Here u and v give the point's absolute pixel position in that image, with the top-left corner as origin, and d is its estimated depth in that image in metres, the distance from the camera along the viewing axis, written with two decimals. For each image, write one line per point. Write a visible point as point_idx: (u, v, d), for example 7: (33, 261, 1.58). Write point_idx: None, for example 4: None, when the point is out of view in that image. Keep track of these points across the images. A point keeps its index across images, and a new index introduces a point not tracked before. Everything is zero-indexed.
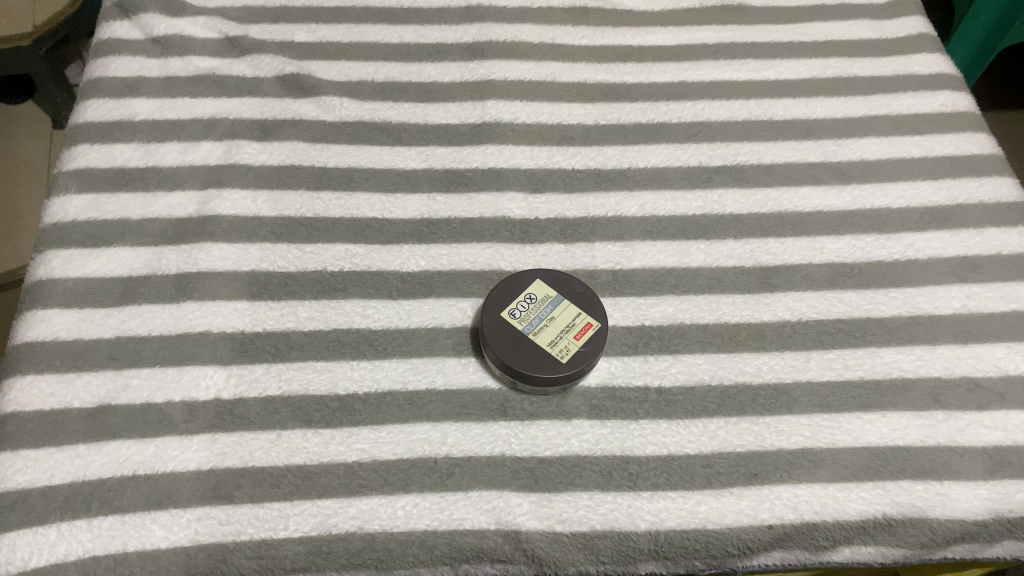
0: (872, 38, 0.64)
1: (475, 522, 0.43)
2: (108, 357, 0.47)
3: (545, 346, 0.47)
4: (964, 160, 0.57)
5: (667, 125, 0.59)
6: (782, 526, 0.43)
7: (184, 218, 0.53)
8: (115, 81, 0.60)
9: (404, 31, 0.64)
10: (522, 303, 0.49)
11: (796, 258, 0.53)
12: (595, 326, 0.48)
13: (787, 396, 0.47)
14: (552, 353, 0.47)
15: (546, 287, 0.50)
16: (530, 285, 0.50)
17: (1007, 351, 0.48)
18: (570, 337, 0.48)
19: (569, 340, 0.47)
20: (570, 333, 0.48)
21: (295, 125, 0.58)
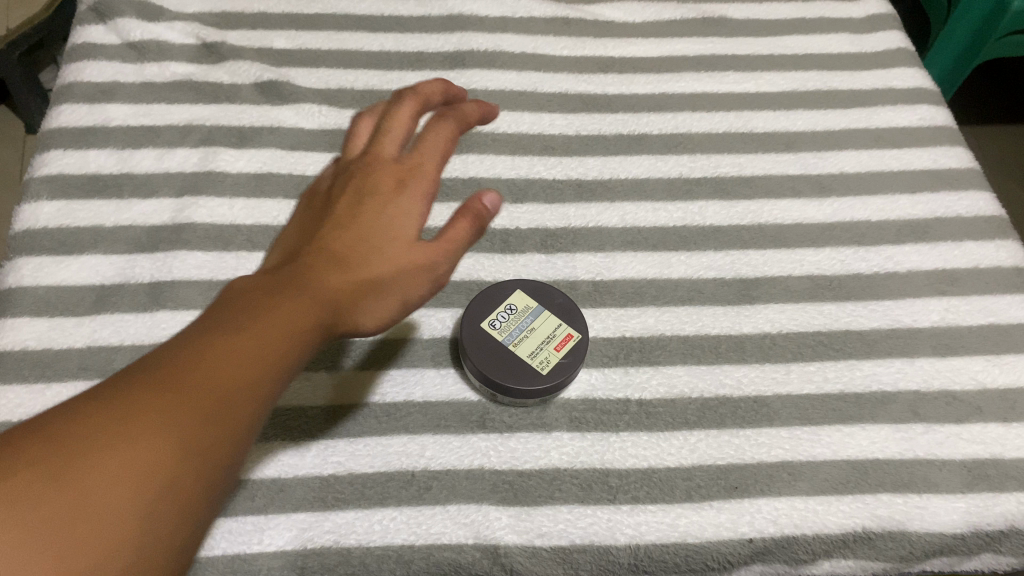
0: (850, 52, 0.65)
1: (453, 536, 0.42)
2: (78, 366, 0.46)
3: (525, 358, 0.47)
4: (941, 174, 0.57)
5: (648, 137, 0.59)
6: (762, 540, 0.42)
7: (158, 226, 0.53)
8: (89, 85, 0.59)
9: (384, 39, 0.64)
10: (501, 314, 0.49)
11: (776, 270, 0.53)
12: (575, 337, 0.48)
13: (767, 409, 0.47)
14: (532, 363, 0.47)
15: (526, 298, 0.49)
16: (509, 296, 0.49)
17: (984, 364, 0.48)
18: (550, 349, 0.47)
19: (549, 351, 0.47)
20: (550, 344, 0.47)
21: (273, 132, 0.58)
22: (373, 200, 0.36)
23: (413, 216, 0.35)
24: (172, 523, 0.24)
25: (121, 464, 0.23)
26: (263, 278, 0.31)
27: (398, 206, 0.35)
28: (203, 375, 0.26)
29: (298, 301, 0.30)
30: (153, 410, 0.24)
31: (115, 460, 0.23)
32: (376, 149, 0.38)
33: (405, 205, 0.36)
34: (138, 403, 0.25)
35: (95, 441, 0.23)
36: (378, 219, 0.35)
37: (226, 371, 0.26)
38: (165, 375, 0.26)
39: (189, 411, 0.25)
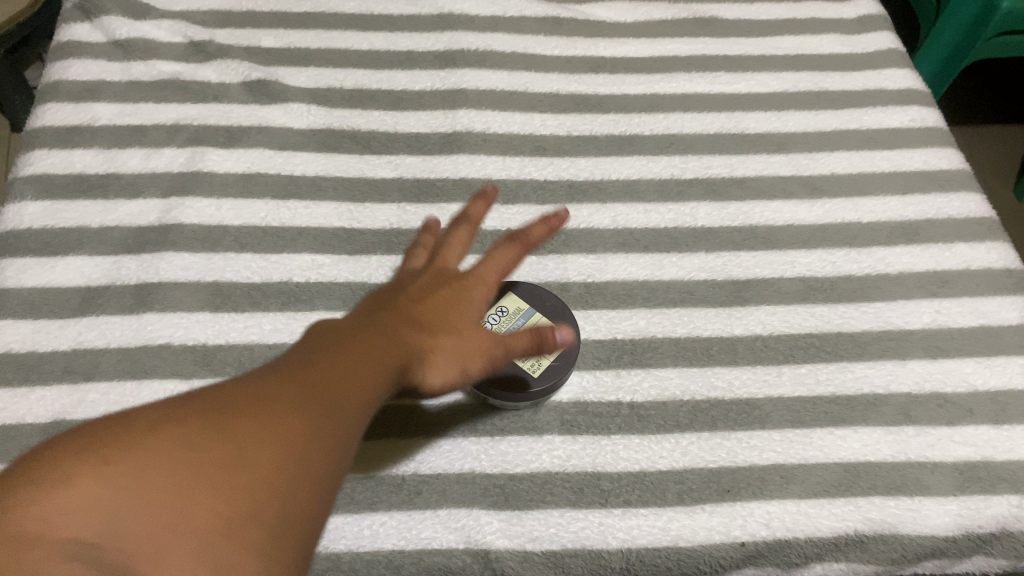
0: (842, 53, 0.64)
1: (443, 541, 0.42)
2: (63, 370, 0.46)
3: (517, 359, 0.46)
4: (932, 176, 0.57)
5: (640, 137, 0.59)
6: (754, 543, 0.42)
7: (145, 226, 0.52)
8: (75, 84, 0.58)
9: (374, 38, 0.63)
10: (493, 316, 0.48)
11: (768, 272, 0.52)
12: None
13: (759, 411, 0.47)
14: (524, 366, 0.46)
15: (517, 300, 0.49)
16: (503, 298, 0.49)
17: (976, 366, 0.48)
18: None
19: (542, 352, 0.47)
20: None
21: (262, 132, 0.57)
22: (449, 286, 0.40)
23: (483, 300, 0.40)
24: (303, 501, 0.26)
25: (258, 444, 0.25)
26: (352, 326, 0.34)
27: (471, 293, 0.40)
28: (312, 385, 0.29)
29: (384, 341, 0.33)
30: (273, 407, 0.27)
31: (252, 440, 0.25)
32: (452, 240, 0.45)
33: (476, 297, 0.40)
34: (261, 400, 0.27)
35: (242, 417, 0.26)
36: (453, 301, 0.39)
37: (330, 389, 0.29)
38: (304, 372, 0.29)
39: (312, 401, 0.28)
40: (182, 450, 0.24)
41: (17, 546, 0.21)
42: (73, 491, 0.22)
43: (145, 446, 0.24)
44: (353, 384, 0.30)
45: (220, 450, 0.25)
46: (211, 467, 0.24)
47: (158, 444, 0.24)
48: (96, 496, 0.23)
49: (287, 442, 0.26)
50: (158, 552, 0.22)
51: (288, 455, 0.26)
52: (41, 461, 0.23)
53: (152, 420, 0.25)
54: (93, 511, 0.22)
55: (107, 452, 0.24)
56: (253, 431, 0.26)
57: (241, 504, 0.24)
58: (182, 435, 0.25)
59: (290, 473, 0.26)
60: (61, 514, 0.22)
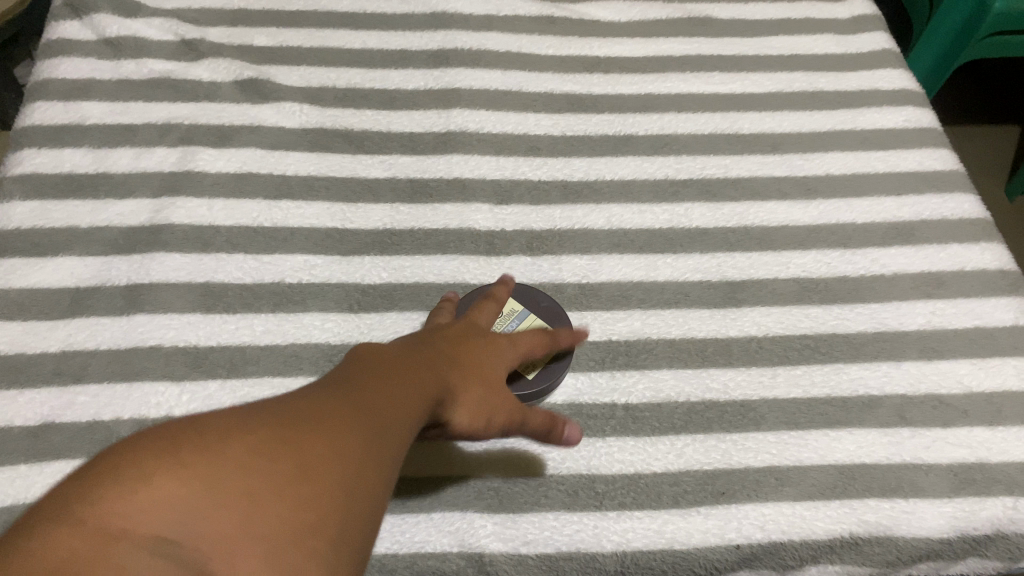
0: (836, 53, 0.64)
1: (437, 545, 0.42)
2: (53, 372, 0.45)
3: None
4: (927, 176, 0.57)
5: (634, 137, 0.59)
6: (749, 545, 0.42)
7: (136, 226, 0.51)
8: (64, 83, 0.57)
9: (367, 37, 0.63)
10: None
11: (762, 273, 0.52)
12: None
13: (754, 413, 0.47)
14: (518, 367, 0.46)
15: (512, 302, 0.49)
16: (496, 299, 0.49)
17: (970, 368, 0.48)
18: None
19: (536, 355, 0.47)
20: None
21: (253, 131, 0.56)
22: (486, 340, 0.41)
23: (512, 360, 0.41)
24: (362, 519, 0.26)
25: (320, 464, 0.26)
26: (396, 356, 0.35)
27: (504, 352, 0.41)
28: (365, 409, 0.29)
29: (424, 375, 0.34)
30: (335, 428, 0.28)
31: (315, 460, 0.26)
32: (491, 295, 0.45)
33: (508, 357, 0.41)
34: (319, 420, 0.28)
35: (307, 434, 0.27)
36: (487, 357, 0.39)
37: (382, 417, 0.30)
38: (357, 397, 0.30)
39: (366, 426, 0.29)
40: (252, 460, 0.25)
41: (103, 539, 0.21)
42: (153, 490, 0.23)
43: (217, 453, 0.25)
44: (400, 412, 0.31)
45: (288, 464, 0.25)
46: (280, 479, 0.25)
47: (228, 452, 0.25)
48: (174, 496, 0.23)
49: (346, 462, 0.27)
50: (233, 554, 0.22)
51: (348, 475, 0.26)
52: (117, 460, 0.24)
53: (221, 428, 0.26)
54: (173, 510, 0.23)
55: (180, 455, 0.24)
56: (316, 449, 0.26)
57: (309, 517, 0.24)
58: (250, 447, 0.25)
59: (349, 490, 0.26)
60: (144, 511, 0.22)
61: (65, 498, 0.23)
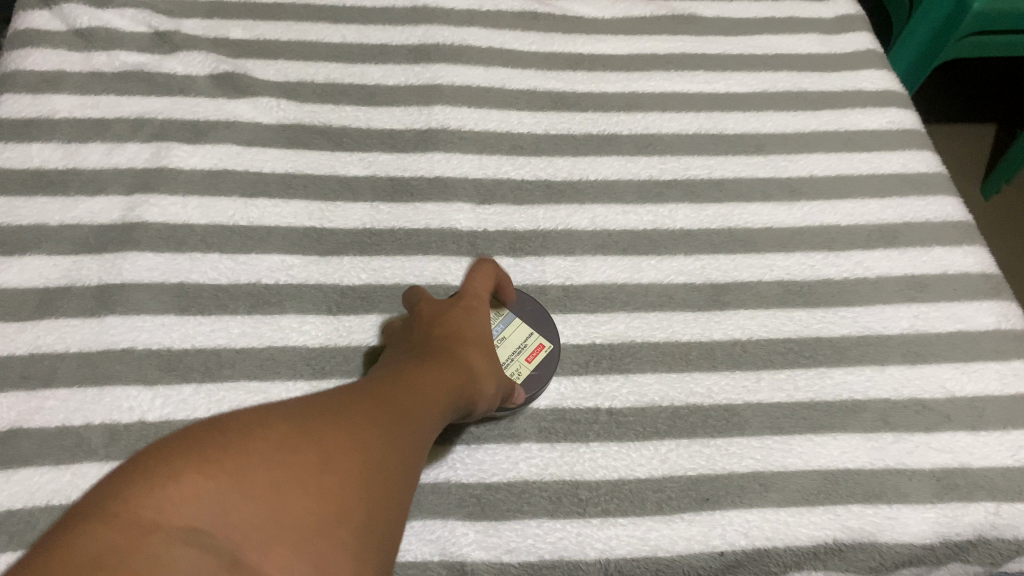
0: (821, 53, 0.64)
1: (418, 553, 0.41)
2: (20, 376, 0.44)
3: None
4: (910, 178, 0.56)
5: (618, 137, 0.58)
6: (734, 552, 0.42)
7: (107, 224, 0.50)
8: (32, 75, 0.56)
9: (346, 30, 0.61)
10: None
11: (746, 275, 0.52)
12: (546, 347, 0.48)
13: (738, 418, 0.46)
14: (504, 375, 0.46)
15: (498, 305, 0.49)
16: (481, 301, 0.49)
17: (953, 372, 0.48)
18: (521, 359, 0.47)
19: (520, 363, 0.47)
20: (521, 354, 0.47)
21: (229, 127, 0.55)
22: (460, 313, 0.41)
23: (484, 320, 0.42)
24: (389, 519, 0.25)
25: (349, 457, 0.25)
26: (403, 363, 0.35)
27: (475, 319, 0.41)
28: (385, 409, 0.28)
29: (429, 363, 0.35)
30: (359, 424, 0.27)
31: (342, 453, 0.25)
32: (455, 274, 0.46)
33: (481, 324, 0.41)
34: (339, 413, 0.27)
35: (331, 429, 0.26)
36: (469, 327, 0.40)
37: (401, 414, 0.29)
38: (376, 397, 0.29)
39: (389, 424, 0.28)
40: (277, 452, 0.24)
41: (137, 532, 0.20)
42: (182, 486, 0.21)
43: (241, 447, 0.23)
44: (417, 408, 0.30)
45: (314, 453, 0.24)
46: (307, 467, 0.24)
47: (257, 447, 0.23)
48: (203, 490, 0.22)
49: (370, 453, 0.26)
50: (267, 546, 0.21)
51: (373, 464, 0.25)
52: (143, 461, 0.22)
53: (243, 425, 0.24)
54: (204, 503, 0.21)
55: (206, 451, 0.23)
56: (343, 442, 0.25)
57: (336, 505, 0.23)
58: (276, 438, 0.24)
59: (376, 482, 0.25)
60: (175, 505, 0.21)
61: (94, 501, 0.21)
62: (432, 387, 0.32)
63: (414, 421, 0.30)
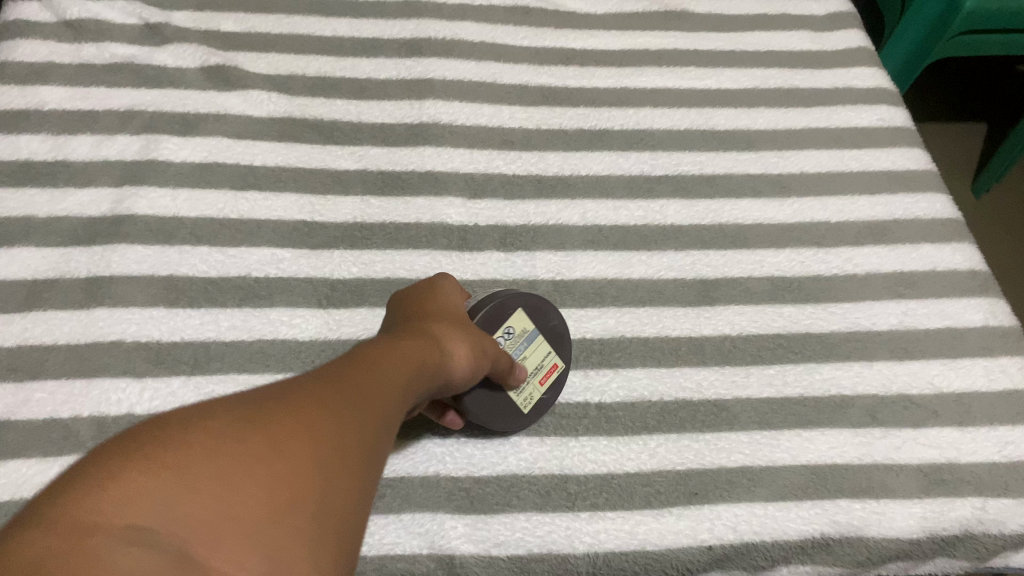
0: (812, 51, 0.64)
1: (407, 546, 0.41)
2: (7, 368, 0.44)
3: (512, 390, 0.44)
4: (900, 175, 0.57)
5: (609, 132, 0.58)
6: (721, 546, 0.42)
7: (96, 217, 0.50)
8: (21, 66, 0.55)
9: (338, 24, 0.61)
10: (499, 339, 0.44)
11: (736, 271, 0.52)
12: (560, 368, 0.46)
13: (727, 413, 0.46)
14: (518, 401, 0.44)
15: (525, 319, 0.45)
16: (510, 316, 0.45)
17: (941, 368, 0.48)
18: (536, 383, 0.45)
19: (534, 387, 0.45)
20: (536, 376, 0.45)
21: (220, 120, 0.55)
22: (426, 302, 0.40)
23: (454, 304, 0.42)
24: (354, 505, 0.23)
25: (307, 442, 0.23)
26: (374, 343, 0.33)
27: (443, 304, 0.41)
28: (350, 390, 0.27)
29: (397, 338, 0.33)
30: (320, 405, 0.25)
31: (301, 439, 0.23)
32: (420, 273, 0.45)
33: (449, 307, 0.41)
34: (296, 394, 0.25)
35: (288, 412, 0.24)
36: (436, 313, 0.39)
37: (366, 393, 0.27)
38: (340, 376, 0.28)
39: (353, 405, 0.26)
40: (225, 440, 0.22)
41: (78, 535, 0.19)
42: (121, 488, 0.20)
43: (184, 438, 0.22)
44: (388, 388, 0.29)
45: (266, 441, 0.23)
46: (263, 457, 0.22)
47: (205, 438, 0.22)
48: (147, 487, 0.20)
49: (330, 431, 0.24)
50: (219, 542, 0.20)
51: (333, 442, 0.24)
52: (83, 464, 0.21)
53: (192, 416, 0.23)
54: (150, 503, 0.20)
55: (150, 448, 0.21)
56: (300, 426, 0.24)
57: (294, 492, 0.22)
58: (226, 429, 0.22)
59: (337, 463, 0.24)
60: (119, 506, 0.19)
61: (30, 508, 0.20)
62: (401, 365, 0.31)
63: (382, 399, 0.28)
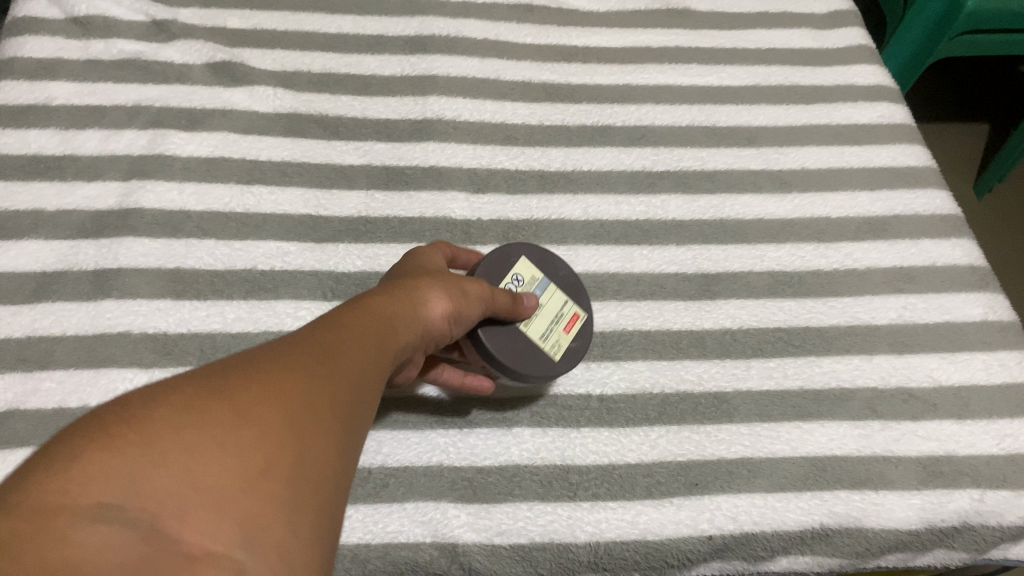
0: (813, 48, 0.64)
1: (410, 535, 0.42)
2: (16, 358, 0.45)
3: (538, 338, 0.44)
4: (900, 171, 0.57)
5: (611, 128, 0.58)
6: (721, 537, 0.42)
7: (103, 210, 0.50)
8: (30, 62, 0.56)
9: (342, 21, 0.62)
10: (511, 285, 0.45)
11: (736, 266, 0.52)
12: (582, 317, 0.46)
13: (727, 405, 0.47)
14: (546, 347, 0.44)
15: (532, 268, 0.46)
16: (515, 265, 0.46)
17: (940, 362, 0.49)
18: (560, 329, 0.45)
19: (560, 333, 0.45)
20: (560, 324, 0.45)
21: (225, 115, 0.55)
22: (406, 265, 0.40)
23: (437, 262, 0.42)
24: (327, 473, 0.23)
25: (274, 412, 0.23)
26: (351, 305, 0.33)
27: (424, 262, 0.41)
28: (320, 359, 0.27)
29: (373, 302, 0.33)
30: (288, 375, 0.25)
31: (268, 409, 0.23)
32: None
33: (430, 264, 0.41)
34: (264, 364, 0.25)
35: (255, 383, 0.24)
36: (417, 270, 0.39)
37: (336, 361, 0.27)
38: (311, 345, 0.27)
39: (323, 375, 0.26)
40: (192, 414, 0.22)
41: (43, 515, 0.19)
42: (83, 467, 0.20)
43: (150, 415, 0.21)
44: (360, 357, 0.29)
45: (232, 410, 0.22)
46: (230, 426, 0.22)
47: (169, 411, 0.22)
48: (111, 463, 0.20)
49: (299, 402, 0.24)
50: (191, 513, 0.20)
51: (304, 413, 0.24)
52: (49, 444, 0.21)
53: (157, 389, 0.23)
54: (115, 478, 0.20)
55: (114, 425, 0.21)
56: (267, 395, 0.23)
57: (266, 459, 0.22)
58: (190, 401, 0.22)
59: (310, 434, 0.24)
60: (84, 482, 0.19)
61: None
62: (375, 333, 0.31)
63: (354, 368, 0.28)
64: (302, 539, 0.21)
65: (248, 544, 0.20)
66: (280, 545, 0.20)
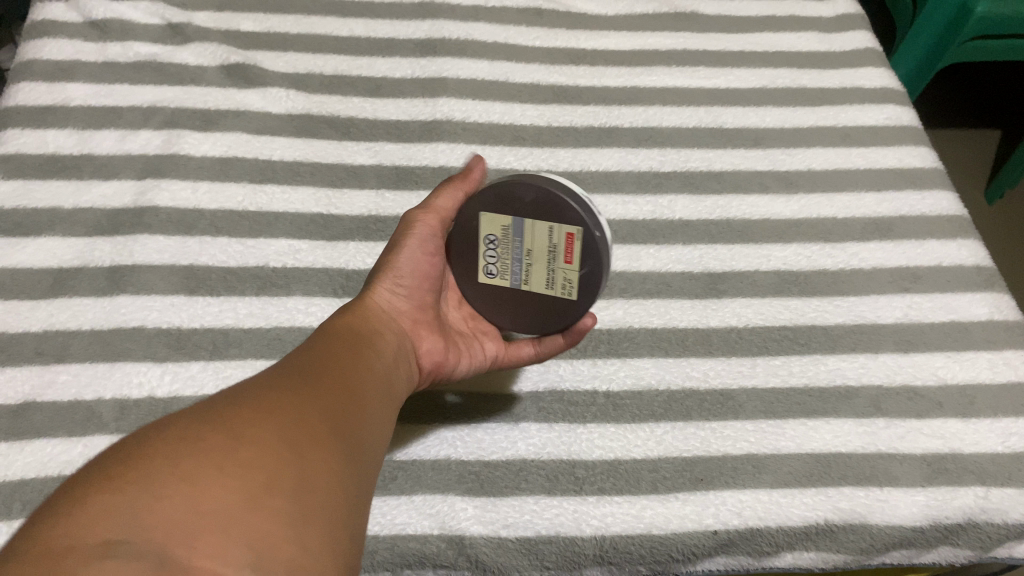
0: (819, 51, 0.65)
1: (418, 527, 0.42)
2: (34, 351, 0.45)
3: (545, 290, 0.42)
4: (906, 172, 0.57)
5: (618, 130, 0.59)
6: (726, 532, 0.43)
7: (118, 208, 0.51)
8: (48, 64, 0.57)
9: (354, 24, 0.63)
10: (489, 255, 0.43)
11: (742, 265, 0.53)
12: (575, 233, 0.40)
13: (732, 402, 0.47)
14: (558, 294, 0.42)
15: (496, 218, 0.42)
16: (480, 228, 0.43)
17: (945, 360, 0.49)
18: (560, 265, 0.41)
19: (564, 270, 0.41)
20: (558, 258, 0.41)
21: (239, 116, 0.56)
22: None
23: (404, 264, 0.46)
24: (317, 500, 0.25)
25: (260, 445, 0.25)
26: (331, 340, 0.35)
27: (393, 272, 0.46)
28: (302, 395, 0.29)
29: (347, 338, 0.36)
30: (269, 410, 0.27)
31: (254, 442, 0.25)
32: None
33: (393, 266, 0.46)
34: (246, 401, 0.27)
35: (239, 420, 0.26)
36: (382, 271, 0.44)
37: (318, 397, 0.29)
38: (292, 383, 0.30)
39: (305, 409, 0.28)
40: (185, 452, 0.24)
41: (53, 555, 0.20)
42: (88, 510, 0.21)
43: (146, 461, 0.23)
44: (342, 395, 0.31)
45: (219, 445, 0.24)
46: (219, 459, 0.24)
47: (162, 452, 0.24)
48: (115, 503, 0.21)
49: (288, 429, 0.26)
50: (198, 537, 0.21)
51: (291, 440, 0.26)
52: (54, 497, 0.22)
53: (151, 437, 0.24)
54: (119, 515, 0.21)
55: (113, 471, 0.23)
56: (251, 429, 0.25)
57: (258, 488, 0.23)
58: (182, 441, 0.24)
59: (296, 463, 0.25)
60: (90, 523, 0.21)
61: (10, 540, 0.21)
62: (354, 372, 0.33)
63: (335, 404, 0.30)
64: (306, 554, 0.23)
65: (256, 561, 0.21)
66: (287, 560, 0.22)
